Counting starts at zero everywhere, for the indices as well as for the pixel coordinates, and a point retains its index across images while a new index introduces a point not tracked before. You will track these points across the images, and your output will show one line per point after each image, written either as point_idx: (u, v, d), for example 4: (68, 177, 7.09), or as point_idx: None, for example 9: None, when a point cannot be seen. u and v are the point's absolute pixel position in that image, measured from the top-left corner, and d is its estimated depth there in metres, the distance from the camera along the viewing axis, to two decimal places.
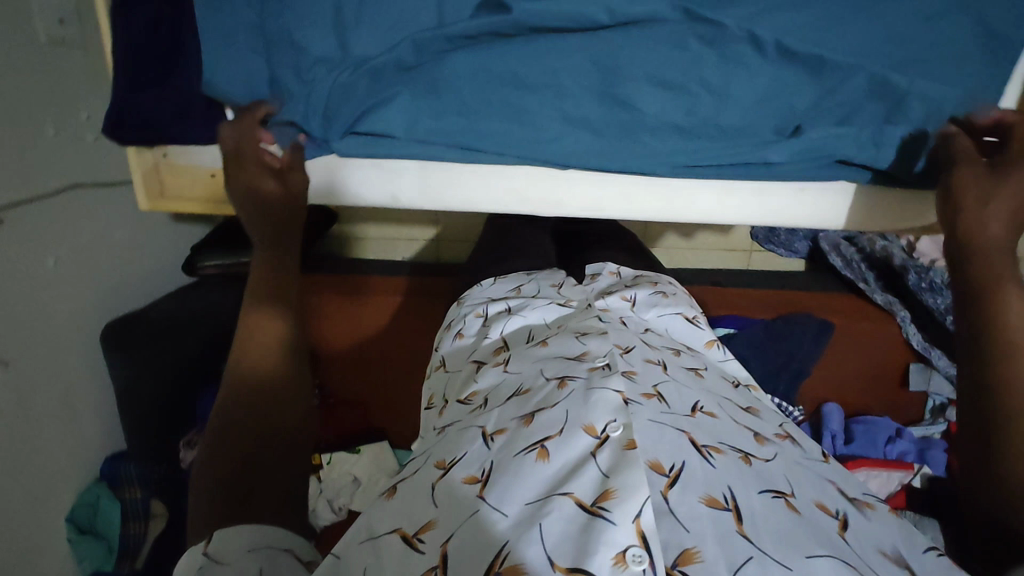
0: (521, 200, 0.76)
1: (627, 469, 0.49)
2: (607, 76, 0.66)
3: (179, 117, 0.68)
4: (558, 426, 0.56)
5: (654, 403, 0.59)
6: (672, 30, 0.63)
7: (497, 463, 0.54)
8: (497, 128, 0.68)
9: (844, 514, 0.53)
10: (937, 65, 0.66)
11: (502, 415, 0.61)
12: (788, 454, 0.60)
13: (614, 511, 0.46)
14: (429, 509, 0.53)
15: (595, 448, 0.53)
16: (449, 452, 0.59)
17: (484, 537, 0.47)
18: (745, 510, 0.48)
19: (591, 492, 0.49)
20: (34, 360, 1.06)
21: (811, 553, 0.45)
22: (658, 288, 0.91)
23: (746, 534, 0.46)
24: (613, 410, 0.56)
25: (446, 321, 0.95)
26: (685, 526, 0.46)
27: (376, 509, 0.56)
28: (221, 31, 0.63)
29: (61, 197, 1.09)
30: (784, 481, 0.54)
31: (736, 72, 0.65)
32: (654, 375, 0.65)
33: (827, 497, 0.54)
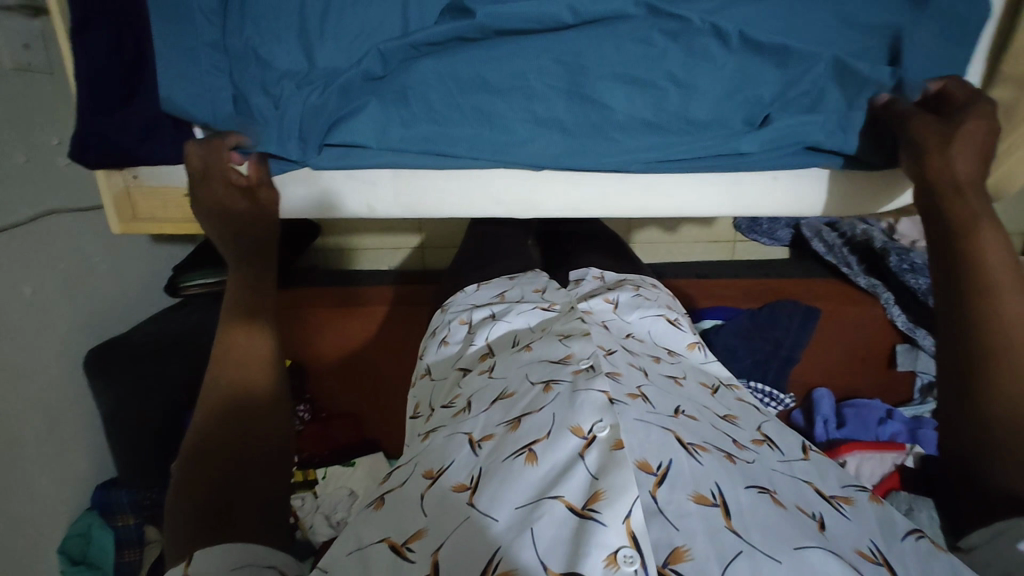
0: (498, 203, 0.76)
1: (616, 470, 0.49)
2: (574, 76, 0.66)
3: (145, 138, 0.67)
4: (546, 430, 0.55)
5: (638, 404, 0.59)
6: (636, 28, 0.64)
7: (486, 469, 0.54)
8: (471, 133, 0.68)
9: (821, 518, 0.51)
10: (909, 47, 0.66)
11: (489, 420, 0.61)
12: (766, 459, 0.58)
13: (605, 513, 0.46)
14: (419, 517, 0.52)
15: (583, 449, 0.52)
16: (437, 461, 0.58)
17: (477, 542, 0.47)
18: (733, 506, 0.49)
19: (581, 495, 0.49)
20: (14, 394, 1.04)
21: (799, 545, 0.46)
22: (639, 290, 0.91)
23: (735, 529, 0.46)
24: (600, 410, 0.55)
25: (430, 330, 0.94)
26: (675, 524, 0.46)
27: (364, 520, 0.55)
28: (185, 51, 0.62)
29: (35, 226, 1.07)
30: (767, 477, 0.54)
31: (703, 66, 0.66)
32: (637, 377, 0.65)
33: (804, 501, 0.53)
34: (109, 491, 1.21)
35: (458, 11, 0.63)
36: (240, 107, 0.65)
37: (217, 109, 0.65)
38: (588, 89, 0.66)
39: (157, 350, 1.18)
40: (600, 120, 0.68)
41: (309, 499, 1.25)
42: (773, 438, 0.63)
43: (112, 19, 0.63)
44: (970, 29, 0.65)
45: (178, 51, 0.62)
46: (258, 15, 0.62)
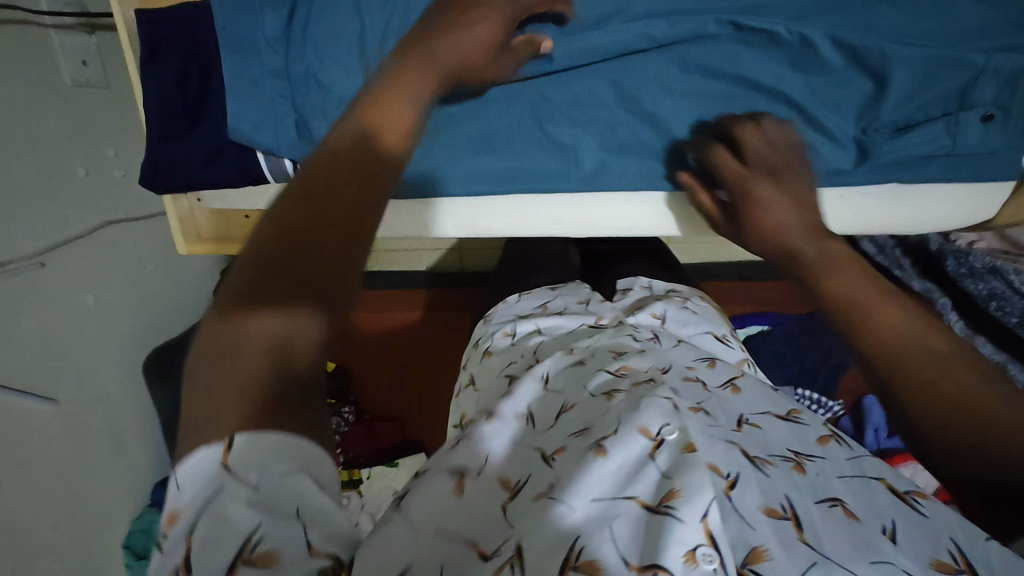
0: (554, 224, 0.76)
1: (688, 470, 0.46)
2: (646, 97, 0.64)
3: (212, 161, 0.68)
4: (614, 428, 0.52)
5: (701, 417, 0.54)
6: (710, 45, 0.61)
7: (563, 476, 0.49)
8: (543, 165, 0.68)
9: (892, 531, 0.44)
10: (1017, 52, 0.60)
11: (562, 434, 0.56)
12: (831, 470, 0.50)
13: (681, 509, 0.43)
14: (495, 519, 0.48)
15: (652, 450, 0.49)
16: (513, 471, 0.53)
17: (550, 532, 0.43)
18: (805, 514, 0.46)
19: (654, 492, 0.46)
20: (82, 399, 1.09)
21: (876, 559, 0.42)
22: (689, 303, 0.88)
23: (808, 542, 0.43)
24: (666, 414, 0.52)
25: (474, 339, 0.95)
26: (750, 522, 0.44)
27: (438, 494, 0.48)
28: (249, 82, 0.63)
29: (95, 236, 1.11)
30: (839, 487, 0.48)
31: (781, 74, 0.62)
32: (698, 391, 0.61)
33: (872, 512, 0.46)
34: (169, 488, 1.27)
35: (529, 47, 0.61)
36: (302, 132, 0.65)
37: (280, 132, 0.65)
38: (654, 109, 0.64)
39: None
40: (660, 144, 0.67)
41: (355, 497, 1.25)
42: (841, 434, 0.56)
43: (176, 46, 0.63)
44: None
45: (240, 78, 0.63)
46: (317, 42, 0.62)
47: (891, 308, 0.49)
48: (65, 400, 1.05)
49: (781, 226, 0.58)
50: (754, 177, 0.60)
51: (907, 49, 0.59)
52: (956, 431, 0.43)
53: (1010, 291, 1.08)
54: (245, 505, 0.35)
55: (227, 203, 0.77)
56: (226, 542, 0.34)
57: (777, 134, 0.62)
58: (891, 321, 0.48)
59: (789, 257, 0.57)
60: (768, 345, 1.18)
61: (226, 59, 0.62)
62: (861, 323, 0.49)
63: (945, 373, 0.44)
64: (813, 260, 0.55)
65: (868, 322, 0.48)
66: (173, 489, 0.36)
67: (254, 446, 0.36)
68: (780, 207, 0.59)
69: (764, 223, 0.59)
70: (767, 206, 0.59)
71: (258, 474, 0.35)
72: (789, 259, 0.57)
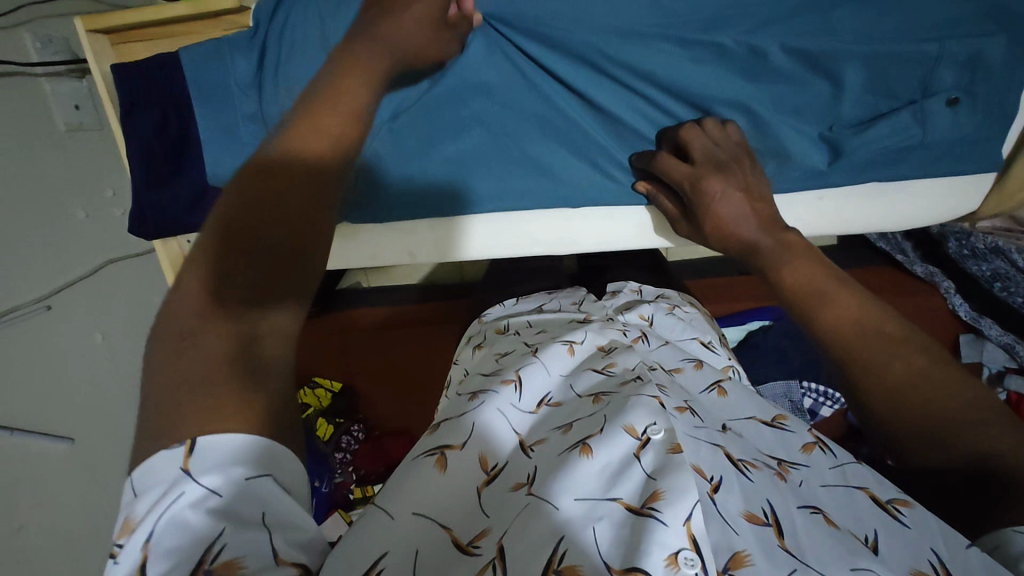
0: (536, 243, 0.75)
1: (673, 471, 0.42)
2: (614, 113, 0.65)
3: (195, 205, 0.70)
4: (599, 426, 0.49)
5: (688, 417, 0.51)
6: (671, 56, 0.62)
7: (540, 468, 0.48)
8: (517, 181, 0.69)
9: (875, 540, 0.43)
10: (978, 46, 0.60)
11: (544, 425, 0.55)
12: (813, 477, 0.49)
13: (665, 511, 0.39)
14: (480, 519, 0.45)
15: (637, 450, 0.46)
16: (494, 452, 0.51)
17: (535, 530, 0.40)
18: (788, 524, 0.43)
19: (638, 495, 0.42)
20: (98, 434, 1.12)
21: (857, 565, 0.40)
22: (676, 308, 0.83)
23: (789, 549, 0.41)
24: (654, 412, 0.48)
25: (467, 333, 0.89)
26: (733, 527, 0.41)
27: (422, 471, 0.48)
28: (225, 128, 0.65)
29: (98, 277, 1.14)
30: (821, 496, 0.47)
31: (748, 82, 0.63)
32: (683, 393, 0.58)
33: (856, 522, 0.45)
34: None
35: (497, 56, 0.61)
36: None
37: None
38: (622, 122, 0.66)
39: None
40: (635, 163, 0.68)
41: None
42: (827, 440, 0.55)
43: (151, 99, 0.64)
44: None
45: (215, 125, 0.64)
46: (289, 84, 0.63)
47: (847, 298, 0.52)
48: (81, 437, 1.09)
49: (734, 220, 0.61)
50: (702, 175, 0.62)
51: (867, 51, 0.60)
52: (903, 412, 0.46)
53: (1013, 270, 1.05)
54: (204, 512, 0.31)
55: None
56: (187, 554, 0.30)
57: (716, 130, 0.64)
58: (846, 311, 0.51)
59: (750, 248, 0.59)
60: (770, 341, 1.18)
61: (203, 107, 0.64)
62: (819, 312, 0.52)
63: (894, 357, 0.48)
64: (773, 253, 0.57)
65: (826, 312, 0.51)
66: (130, 495, 0.33)
67: (220, 447, 0.32)
68: (730, 201, 0.61)
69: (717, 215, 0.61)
70: (716, 201, 0.61)
71: (220, 477, 0.32)
72: (749, 251, 0.59)
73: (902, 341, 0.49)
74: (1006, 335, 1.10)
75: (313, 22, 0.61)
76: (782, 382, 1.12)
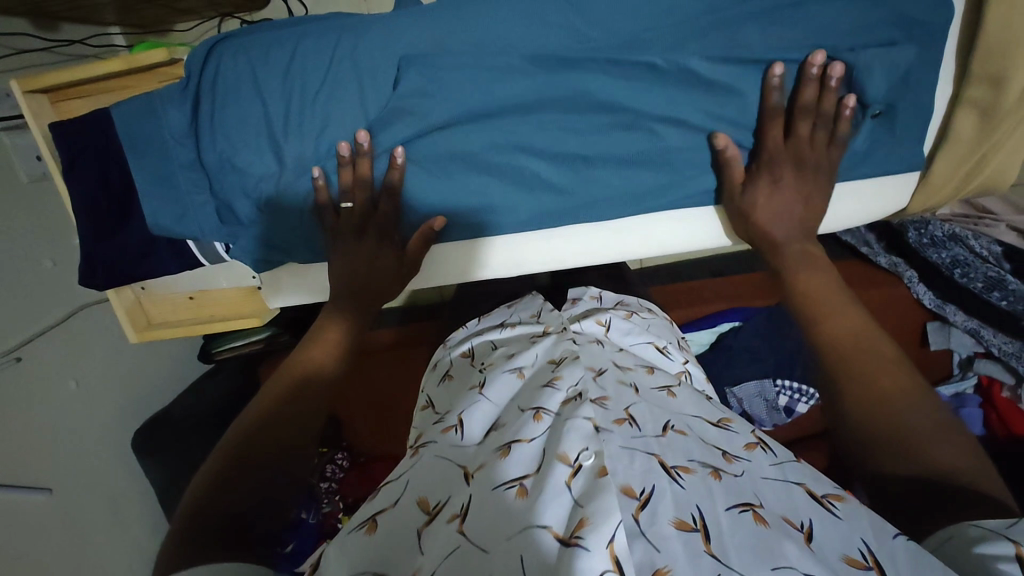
0: (485, 267, 0.77)
1: (598, 495, 0.44)
2: (538, 132, 0.65)
3: (144, 253, 0.71)
4: (533, 465, 0.51)
5: (626, 429, 0.52)
6: (590, 77, 0.62)
7: (474, 498, 0.50)
8: (452, 208, 0.69)
9: (809, 528, 0.44)
10: (886, 51, 0.61)
11: (484, 450, 0.56)
12: (755, 471, 0.51)
13: (589, 538, 0.41)
14: (415, 559, 0.47)
15: (569, 478, 0.47)
16: (434, 492, 0.53)
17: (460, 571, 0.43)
18: (715, 529, 0.43)
19: (565, 522, 0.44)
20: (78, 480, 1.11)
21: (779, 564, 0.40)
22: (632, 315, 0.82)
23: (714, 553, 0.41)
24: (586, 438, 0.50)
25: (433, 359, 0.89)
26: (656, 545, 0.41)
27: (354, 541, 0.49)
28: (164, 178, 0.66)
29: (69, 324, 1.14)
30: (755, 492, 0.47)
31: (672, 98, 0.63)
32: (628, 398, 0.58)
33: (790, 509, 0.46)
34: None
35: (412, 82, 0.61)
36: (223, 216, 0.69)
37: (202, 221, 0.69)
38: (552, 146, 0.66)
39: (198, 423, 1.24)
40: (568, 180, 0.68)
41: None
42: (769, 441, 0.56)
43: (91, 152, 0.65)
44: (934, 30, 0.62)
45: (156, 175, 0.66)
46: (226, 130, 0.64)
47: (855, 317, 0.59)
48: (58, 487, 1.07)
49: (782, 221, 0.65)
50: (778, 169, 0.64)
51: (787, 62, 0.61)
52: (877, 414, 0.52)
53: (971, 257, 1.07)
54: None
55: (168, 285, 0.81)
56: None
57: (823, 138, 0.63)
58: (856, 326, 0.58)
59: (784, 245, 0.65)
60: (741, 341, 1.19)
61: (139, 158, 0.65)
62: (830, 319, 0.59)
63: (886, 381, 0.53)
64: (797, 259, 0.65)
65: (836, 320, 0.59)
66: None
67: None
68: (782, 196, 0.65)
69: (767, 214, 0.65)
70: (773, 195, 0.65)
71: None
72: (776, 248, 0.66)
73: (896, 362, 0.55)
74: (971, 321, 1.11)
75: (244, 69, 0.63)
76: (755, 381, 1.15)
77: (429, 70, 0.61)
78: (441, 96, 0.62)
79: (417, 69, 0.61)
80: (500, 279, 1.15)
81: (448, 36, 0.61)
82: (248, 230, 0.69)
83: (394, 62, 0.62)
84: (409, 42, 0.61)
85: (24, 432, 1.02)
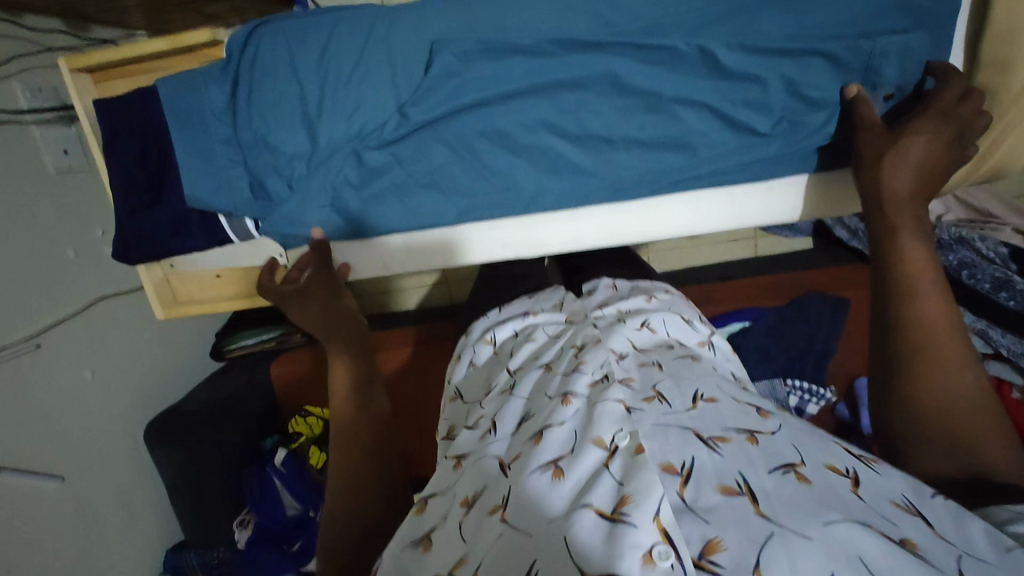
0: (506, 248, 0.79)
1: (640, 472, 0.44)
2: (564, 118, 0.67)
3: (178, 227, 0.74)
4: (570, 446, 0.50)
5: (656, 407, 0.52)
6: (614, 61, 0.64)
7: (512, 487, 0.49)
8: (479, 186, 0.72)
9: (855, 473, 0.45)
10: (896, 38, 0.64)
11: (517, 441, 0.55)
12: (793, 429, 0.50)
13: (634, 514, 0.42)
14: (459, 545, 0.48)
15: (606, 459, 0.48)
16: (472, 485, 0.53)
17: (510, 554, 0.43)
18: (760, 490, 0.42)
19: (609, 499, 0.44)
20: (92, 466, 1.12)
21: (829, 519, 0.39)
22: (652, 297, 0.83)
23: (764, 514, 0.40)
24: (619, 420, 0.50)
25: (455, 352, 0.88)
26: (705, 517, 0.40)
27: (411, 560, 0.48)
28: (201, 154, 0.69)
29: (89, 311, 1.16)
30: (792, 450, 0.46)
31: (692, 82, 0.66)
32: (654, 376, 0.58)
33: (833, 457, 0.46)
34: (180, 553, 1.24)
35: (443, 67, 0.64)
36: (256, 191, 0.71)
37: (236, 197, 0.71)
38: (576, 130, 0.68)
39: (210, 416, 1.25)
40: (591, 161, 0.70)
41: None
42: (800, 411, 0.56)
43: (134, 129, 0.70)
44: (943, 19, 0.65)
45: (194, 150, 0.69)
46: (262, 109, 0.67)
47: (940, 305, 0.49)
48: (71, 473, 1.07)
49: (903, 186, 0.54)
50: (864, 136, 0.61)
51: (802, 46, 0.64)
52: (937, 411, 0.47)
53: (979, 258, 1.08)
54: None
55: (196, 262, 0.82)
56: None
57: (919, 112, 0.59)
58: (942, 310, 0.49)
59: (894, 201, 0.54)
60: (750, 341, 1.18)
61: (177, 134, 0.68)
62: (915, 300, 0.49)
63: (935, 362, 0.48)
64: (907, 215, 0.53)
65: (926, 301, 0.49)
66: None
67: None
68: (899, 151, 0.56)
69: (890, 169, 0.55)
70: (910, 145, 0.56)
71: None
72: (886, 200, 0.54)
73: (970, 357, 0.49)
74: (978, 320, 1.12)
75: (281, 52, 0.66)
76: (769, 381, 1.13)
77: (459, 57, 0.64)
78: (467, 74, 0.65)
79: (450, 57, 0.64)
80: (522, 260, 1.16)
81: (481, 20, 0.64)
82: (277, 205, 0.71)
83: (426, 46, 0.65)
84: (439, 27, 0.65)
85: (42, 415, 1.03)
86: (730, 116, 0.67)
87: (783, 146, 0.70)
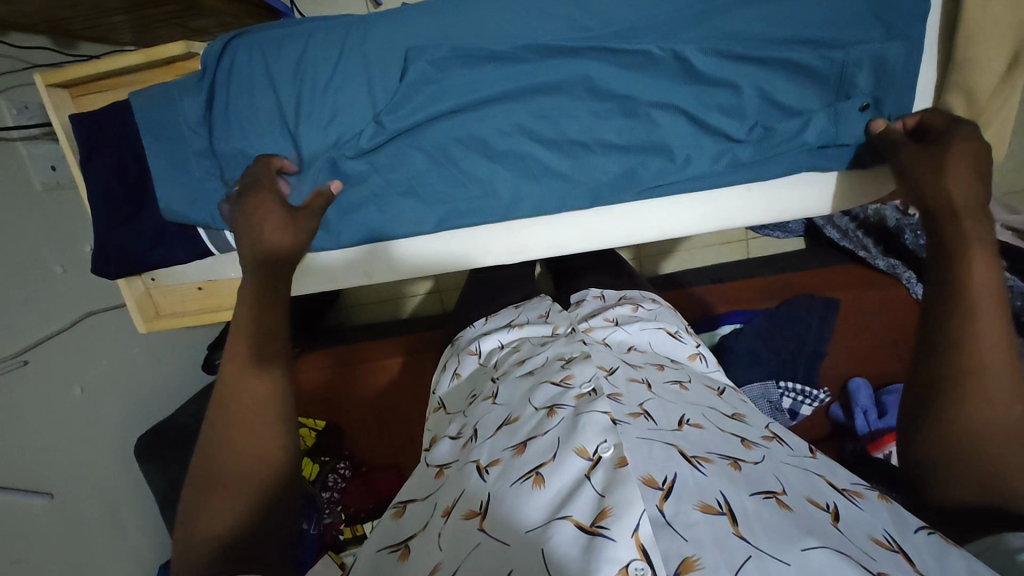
0: (488, 254, 0.79)
1: (620, 485, 0.43)
2: (543, 128, 0.68)
3: (158, 240, 0.75)
4: (549, 454, 0.49)
5: (641, 422, 0.51)
6: (590, 67, 0.65)
7: (493, 495, 0.49)
8: (460, 194, 0.71)
9: (836, 508, 0.45)
10: (869, 39, 0.64)
11: (495, 445, 0.54)
12: (776, 457, 0.50)
13: (613, 528, 0.41)
14: (434, 552, 0.48)
15: (589, 469, 0.47)
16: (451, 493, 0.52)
17: (485, 569, 0.43)
18: (742, 511, 0.42)
19: (589, 512, 0.43)
20: (81, 482, 1.11)
21: (807, 545, 0.39)
22: (639, 307, 0.83)
23: (742, 535, 0.40)
24: (603, 431, 0.49)
25: (441, 363, 0.87)
26: (683, 533, 0.40)
27: (382, 563, 0.51)
28: (179, 167, 0.69)
29: (78, 327, 1.16)
30: (774, 479, 0.46)
31: (668, 86, 0.66)
32: (640, 394, 0.57)
33: (815, 490, 0.46)
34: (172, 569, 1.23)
35: (421, 72, 0.64)
36: None
37: (214, 209, 0.71)
38: (555, 136, 0.68)
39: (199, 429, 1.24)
40: (568, 167, 0.70)
41: None
42: (784, 436, 0.56)
43: (111, 141, 0.70)
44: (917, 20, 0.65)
45: (170, 163, 0.69)
46: (239, 118, 0.67)
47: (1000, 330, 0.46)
48: (60, 490, 1.06)
49: (967, 199, 0.50)
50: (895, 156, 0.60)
51: (775, 51, 0.65)
52: (965, 435, 0.46)
53: None
54: None
55: (178, 275, 0.82)
56: None
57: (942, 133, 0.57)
58: (998, 338, 0.46)
59: (952, 214, 0.51)
60: (743, 343, 1.17)
61: (153, 147, 0.69)
62: (974, 318, 0.47)
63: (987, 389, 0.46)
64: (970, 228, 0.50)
65: (983, 321, 0.47)
66: None
67: None
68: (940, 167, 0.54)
69: (943, 179, 0.53)
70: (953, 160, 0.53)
71: None
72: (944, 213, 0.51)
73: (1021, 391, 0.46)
74: None
75: (257, 59, 0.66)
76: (760, 383, 1.15)
77: (436, 67, 0.65)
78: (445, 83, 0.65)
79: (427, 63, 0.64)
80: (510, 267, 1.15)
81: (460, 29, 0.64)
82: None
83: (404, 51, 0.65)
84: (418, 33, 0.65)
85: (32, 431, 1.03)
86: (704, 119, 0.67)
87: (756, 153, 0.70)
